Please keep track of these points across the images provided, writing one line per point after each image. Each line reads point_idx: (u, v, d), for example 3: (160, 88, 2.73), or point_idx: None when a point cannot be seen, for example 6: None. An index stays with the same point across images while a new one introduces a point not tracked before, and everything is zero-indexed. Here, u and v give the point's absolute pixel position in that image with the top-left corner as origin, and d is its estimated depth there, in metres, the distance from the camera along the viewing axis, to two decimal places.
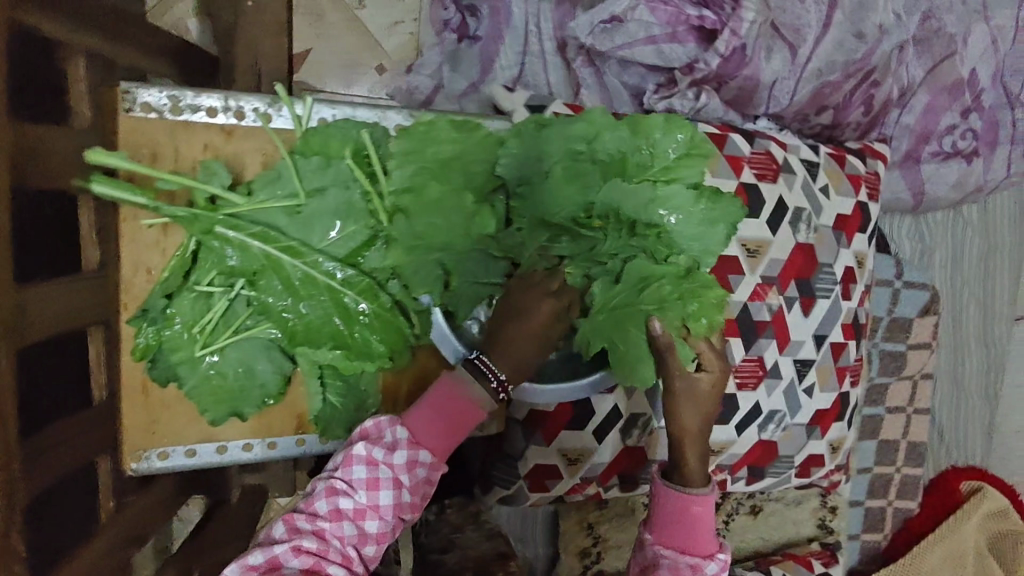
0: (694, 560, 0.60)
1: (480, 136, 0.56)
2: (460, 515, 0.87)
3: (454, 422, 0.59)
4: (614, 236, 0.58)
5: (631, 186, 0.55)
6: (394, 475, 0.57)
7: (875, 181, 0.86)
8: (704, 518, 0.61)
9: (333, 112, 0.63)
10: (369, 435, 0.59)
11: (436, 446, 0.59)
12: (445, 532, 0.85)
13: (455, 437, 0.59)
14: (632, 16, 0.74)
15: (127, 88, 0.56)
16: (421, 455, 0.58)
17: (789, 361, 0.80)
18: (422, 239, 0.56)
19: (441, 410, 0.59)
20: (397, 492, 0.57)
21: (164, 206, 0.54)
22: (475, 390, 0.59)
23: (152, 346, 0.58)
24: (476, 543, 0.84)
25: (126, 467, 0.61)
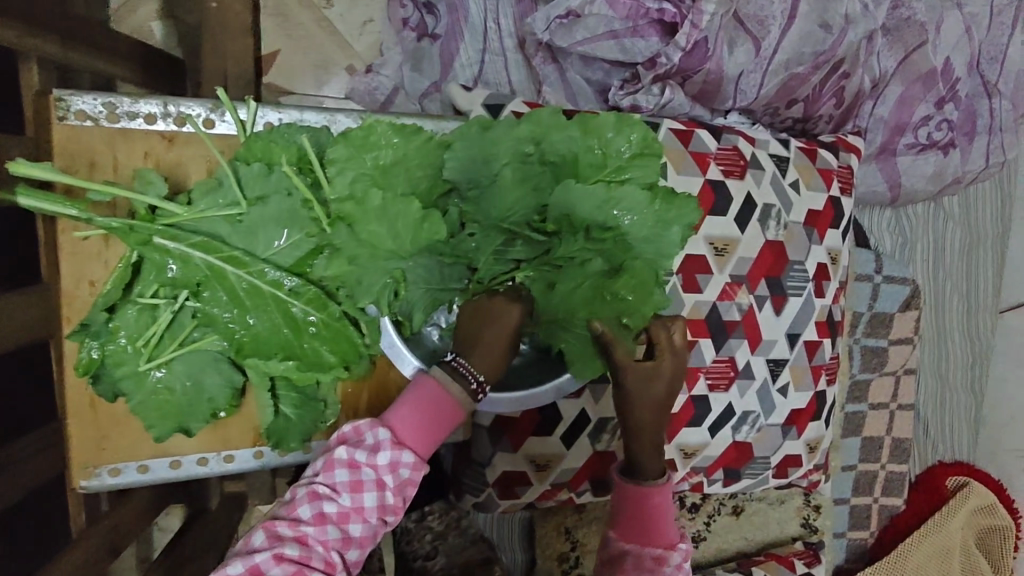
0: (657, 553, 0.60)
1: (426, 139, 0.55)
2: (443, 521, 0.84)
3: (433, 422, 0.56)
4: (569, 240, 0.56)
5: (586, 188, 0.54)
6: (377, 477, 0.54)
7: (848, 176, 0.84)
8: (664, 509, 0.61)
9: (279, 116, 0.63)
10: (348, 438, 0.56)
11: (421, 446, 0.56)
12: (428, 539, 0.82)
13: (437, 436, 0.56)
14: (590, 10, 0.73)
15: (59, 97, 0.55)
16: (403, 456, 0.55)
17: (761, 361, 0.79)
18: (368, 246, 0.54)
19: (421, 408, 0.56)
20: (380, 495, 0.55)
21: (97, 217, 0.53)
22: (455, 390, 0.56)
23: (96, 361, 0.57)
24: (461, 549, 0.81)
25: (76, 486, 0.60)
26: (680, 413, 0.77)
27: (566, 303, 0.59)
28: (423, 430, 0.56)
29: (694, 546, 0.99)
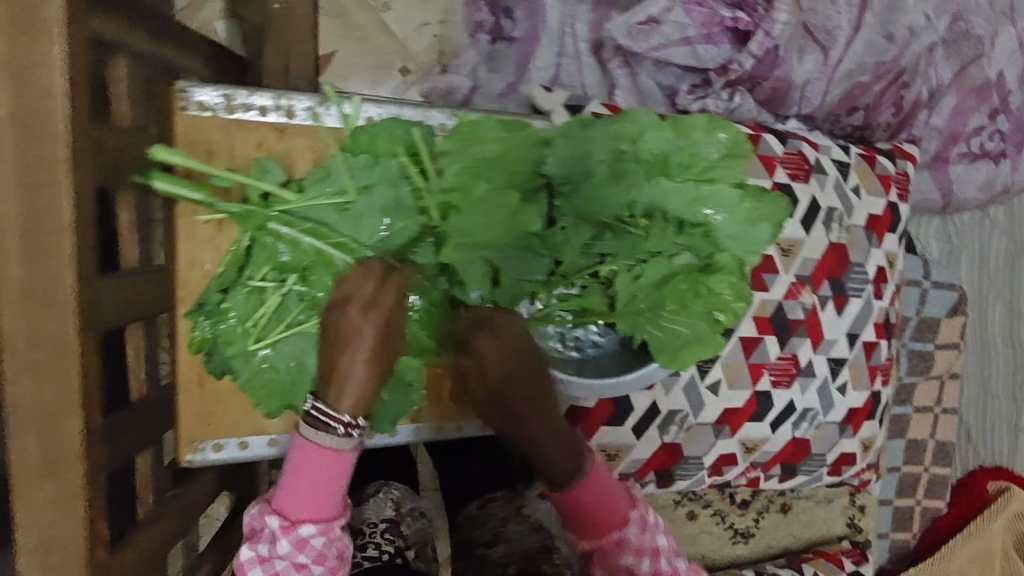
0: (616, 536, 0.65)
1: (530, 134, 0.57)
2: (506, 509, 0.86)
3: (318, 489, 0.59)
4: (658, 234, 0.60)
5: (676, 186, 0.56)
6: (291, 560, 0.61)
7: (904, 182, 0.86)
8: (598, 497, 0.64)
9: (378, 112, 0.65)
10: (255, 536, 0.63)
11: (317, 512, 0.60)
12: (491, 525, 0.85)
13: (328, 500, 0.60)
14: (667, 17, 0.76)
15: (182, 88, 0.58)
16: (305, 531, 0.60)
17: (822, 359, 0.81)
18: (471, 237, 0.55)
19: (299, 478, 0.59)
20: (305, 569, 0.61)
21: (219, 202, 0.56)
22: (327, 438, 0.57)
23: (207, 339, 0.60)
24: (523, 537, 0.82)
25: (181, 460, 0.63)
26: (743, 408, 0.79)
27: (649, 297, 0.62)
28: (309, 500, 0.60)
29: (743, 541, 1.01)
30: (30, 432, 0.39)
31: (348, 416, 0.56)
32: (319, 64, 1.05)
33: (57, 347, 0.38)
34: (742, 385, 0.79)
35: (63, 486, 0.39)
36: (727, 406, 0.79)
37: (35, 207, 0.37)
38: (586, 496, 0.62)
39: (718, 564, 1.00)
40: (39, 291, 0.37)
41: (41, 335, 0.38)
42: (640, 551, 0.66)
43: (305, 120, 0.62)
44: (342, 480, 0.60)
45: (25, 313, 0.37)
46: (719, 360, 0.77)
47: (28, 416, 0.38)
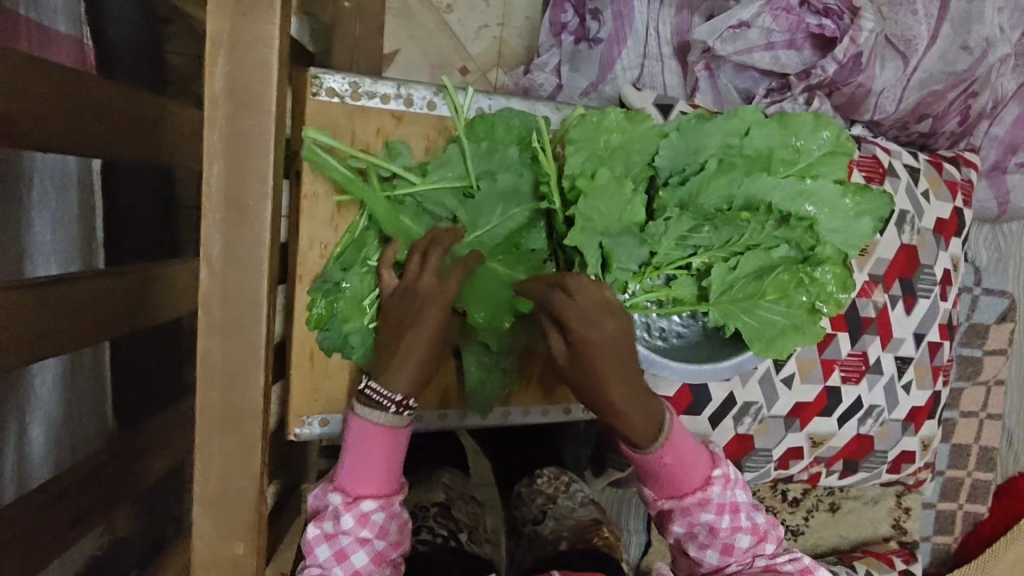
0: (698, 498, 0.60)
1: (647, 127, 0.59)
2: (553, 484, 0.84)
3: (382, 458, 0.57)
4: (758, 226, 0.60)
5: (777, 181, 0.59)
6: (355, 536, 0.57)
7: (969, 189, 0.89)
8: (681, 454, 0.60)
9: (489, 103, 0.68)
10: (318, 513, 0.59)
11: (378, 487, 0.58)
12: (539, 502, 0.83)
13: (387, 474, 0.58)
14: (757, 23, 0.79)
15: (315, 74, 0.61)
16: (366, 507, 0.57)
17: (890, 357, 0.83)
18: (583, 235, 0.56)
19: (358, 456, 0.57)
20: (369, 547, 0.57)
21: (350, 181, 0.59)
22: (380, 417, 0.56)
23: (325, 316, 0.62)
24: (573, 511, 0.81)
25: (289, 433, 0.65)
26: (814, 402, 0.82)
27: (746, 287, 0.63)
28: (373, 468, 0.57)
29: (793, 538, 1.04)
30: (215, 388, 0.41)
31: (402, 396, 0.56)
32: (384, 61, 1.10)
33: (249, 307, 0.41)
34: (814, 379, 0.81)
35: (242, 441, 0.41)
36: (798, 400, 0.81)
37: (241, 173, 0.40)
38: (666, 454, 0.59)
39: None
40: (238, 253, 0.40)
41: (235, 295, 0.40)
42: (723, 508, 0.61)
43: (422, 109, 0.65)
44: (398, 453, 0.58)
45: (224, 273, 0.40)
46: (794, 355, 0.80)
47: (216, 372, 0.41)
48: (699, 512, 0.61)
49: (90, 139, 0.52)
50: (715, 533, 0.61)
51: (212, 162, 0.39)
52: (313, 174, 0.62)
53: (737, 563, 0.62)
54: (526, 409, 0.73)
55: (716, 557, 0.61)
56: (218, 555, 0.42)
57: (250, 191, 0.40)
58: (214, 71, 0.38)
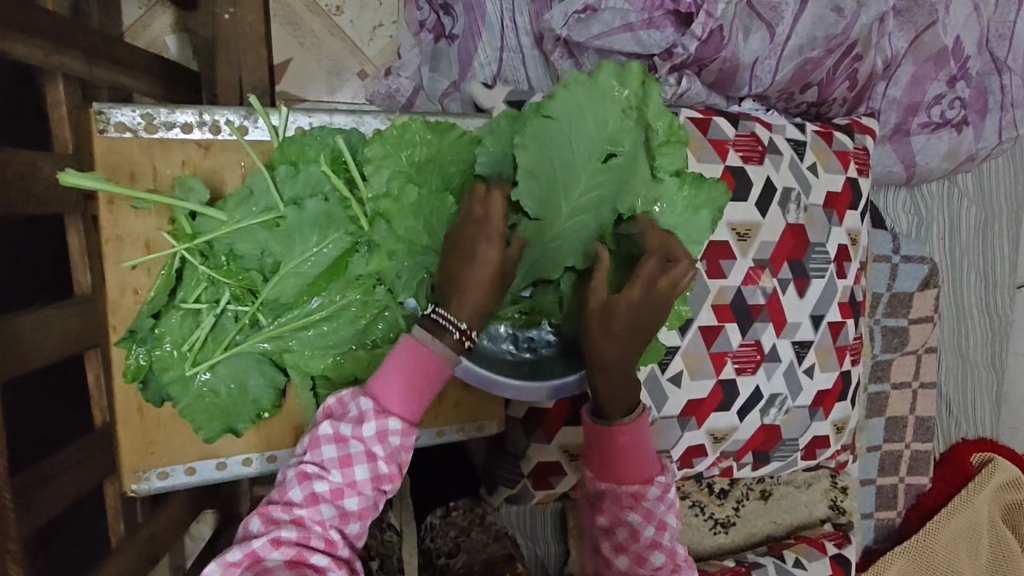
0: (632, 490, 0.57)
1: (456, 136, 0.55)
2: (467, 517, 0.83)
3: (418, 382, 0.50)
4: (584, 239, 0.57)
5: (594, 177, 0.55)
6: (367, 448, 0.50)
7: (864, 157, 0.85)
8: (638, 445, 0.57)
9: (309, 121, 0.63)
10: (333, 414, 0.52)
11: (408, 410, 0.51)
12: (451, 534, 0.82)
13: (421, 398, 0.51)
14: (605, 5, 0.74)
15: (99, 110, 0.57)
16: (390, 426, 0.50)
17: (787, 343, 0.80)
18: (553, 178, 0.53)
19: (396, 373, 0.50)
20: (373, 466, 0.50)
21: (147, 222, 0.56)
22: (438, 347, 0.50)
23: (143, 366, 0.58)
24: (485, 545, 0.79)
25: (127, 489, 0.61)
26: (708, 398, 0.78)
27: None
28: (406, 396, 0.51)
29: (724, 530, 1.00)
30: None
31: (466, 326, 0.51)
32: (276, 73, 1.05)
33: None
34: (704, 374, 0.77)
35: None
36: (689, 397, 0.77)
37: None
38: (624, 435, 0.56)
39: (701, 555, 0.99)
40: None
41: None
42: (652, 516, 0.58)
43: (230, 135, 0.61)
44: (435, 388, 0.51)
45: None
46: (680, 351, 0.76)
47: None
48: (630, 510, 0.57)
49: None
50: (635, 536, 0.58)
51: None
52: (113, 218, 0.58)
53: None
54: None
55: (625, 563, 0.59)
56: None
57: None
58: None
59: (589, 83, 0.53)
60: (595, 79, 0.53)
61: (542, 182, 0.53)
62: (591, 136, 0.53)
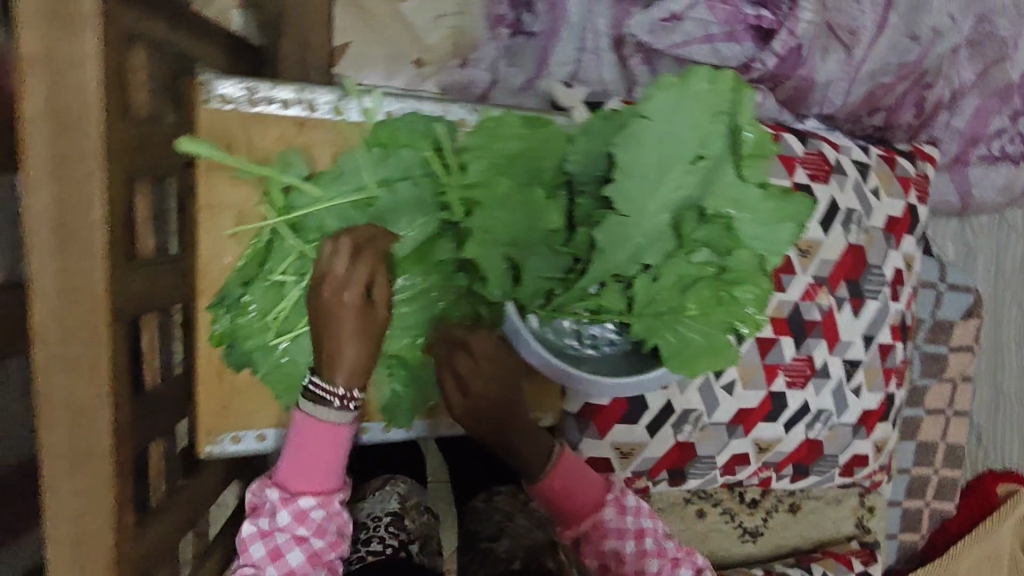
0: (590, 520, 0.69)
1: (551, 132, 0.56)
2: (511, 502, 0.88)
3: (318, 458, 0.59)
4: (659, 244, 0.60)
5: (681, 178, 0.56)
6: (292, 534, 0.61)
7: (924, 184, 0.85)
8: (566, 480, 0.69)
9: (400, 106, 0.63)
10: (256, 510, 0.63)
11: (317, 485, 0.60)
12: (496, 519, 0.86)
13: (327, 471, 0.60)
14: (689, 14, 0.77)
15: (205, 80, 0.58)
16: (304, 502, 0.61)
17: (838, 361, 0.81)
18: (634, 174, 0.55)
19: (296, 455, 0.60)
20: (305, 545, 0.61)
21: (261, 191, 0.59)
22: (322, 413, 0.58)
23: (227, 333, 0.60)
24: (528, 531, 0.84)
25: (200, 451, 0.63)
26: (758, 408, 0.79)
27: (670, 299, 0.62)
28: (312, 472, 0.60)
29: (752, 540, 1.01)
30: (59, 422, 0.39)
31: (343, 388, 0.56)
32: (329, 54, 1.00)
33: (87, 332, 0.38)
34: (756, 385, 0.79)
35: (89, 481, 0.40)
36: (740, 406, 0.79)
37: (69, 197, 0.37)
38: (554, 478, 0.68)
39: (727, 563, 1.01)
40: (71, 281, 0.37)
41: (72, 326, 0.38)
42: (625, 533, 0.70)
43: (326, 114, 0.62)
44: (337, 457, 0.60)
45: (58, 305, 0.37)
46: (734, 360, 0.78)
47: (58, 410, 0.39)
48: (609, 538, 0.69)
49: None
50: (621, 559, 0.69)
51: (36, 188, 0.36)
52: (209, 186, 0.60)
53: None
54: None
55: None
56: None
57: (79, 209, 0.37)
58: (31, 89, 0.35)
59: (680, 87, 0.54)
60: (687, 82, 0.54)
61: (633, 178, 0.56)
62: (682, 138, 0.55)
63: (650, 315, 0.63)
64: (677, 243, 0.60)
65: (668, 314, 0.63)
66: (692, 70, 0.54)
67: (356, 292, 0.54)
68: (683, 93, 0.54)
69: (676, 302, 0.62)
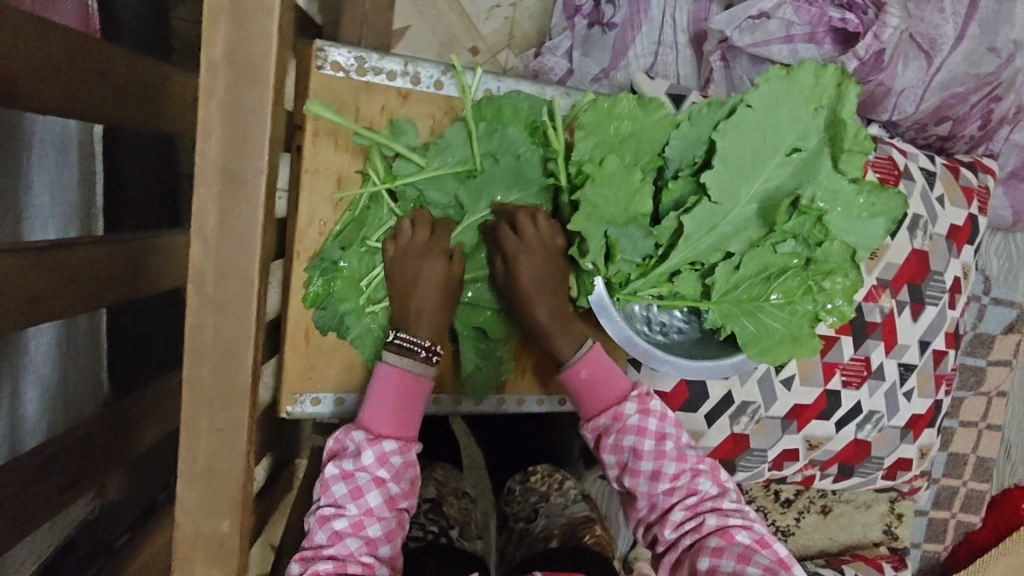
0: (612, 412, 0.64)
1: (660, 116, 0.58)
2: (546, 481, 0.82)
3: (403, 401, 0.57)
4: (750, 233, 0.60)
5: (774, 169, 0.58)
6: (372, 476, 0.56)
7: (985, 196, 0.87)
8: (596, 371, 0.64)
9: (497, 84, 0.66)
10: (337, 456, 0.58)
11: (397, 429, 0.57)
12: (532, 500, 0.81)
13: (410, 416, 0.58)
14: (777, 14, 0.78)
15: (321, 46, 0.59)
16: (387, 446, 0.56)
17: (893, 363, 0.82)
18: (732, 159, 0.57)
19: (378, 398, 0.57)
20: (384, 490, 0.56)
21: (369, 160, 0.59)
22: (406, 361, 0.58)
23: (321, 294, 0.61)
24: (565, 509, 0.78)
25: (282, 410, 0.64)
26: (813, 404, 0.81)
27: (751, 289, 0.62)
28: (394, 417, 0.57)
29: (783, 538, 1.03)
30: (206, 362, 0.42)
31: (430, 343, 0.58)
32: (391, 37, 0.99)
33: (243, 279, 0.42)
34: (814, 382, 0.80)
35: (228, 420, 0.42)
36: (796, 401, 0.80)
37: (237, 146, 0.41)
38: (585, 368, 0.64)
39: None
40: (232, 227, 0.41)
41: (227, 272, 0.42)
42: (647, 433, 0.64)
43: (428, 87, 0.63)
44: (419, 405, 0.59)
45: (217, 247, 0.41)
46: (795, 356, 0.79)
47: (207, 348, 0.42)
48: (628, 432, 0.63)
49: (49, 93, 0.47)
50: (639, 455, 0.63)
51: (206, 136, 0.41)
52: (314, 150, 0.61)
53: (680, 504, 0.62)
54: (521, 398, 0.71)
55: (646, 484, 0.63)
56: (205, 532, 0.43)
57: (244, 162, 0.41)
58: (214, 39, 0.40)
59: (787, 80, 0.56)
60: (793, 75, 0.56)
61: (732, 166, 0.57)
62: (784, 129, 0.57)
63: (731, 303, 0.63)
64: (765, 232, 0.60)
65: (750, 304, 0.63)
66: (799, 63, 0.56)
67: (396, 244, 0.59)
68: (785, 85, 0.56)
69: (758, 291, 0.62)
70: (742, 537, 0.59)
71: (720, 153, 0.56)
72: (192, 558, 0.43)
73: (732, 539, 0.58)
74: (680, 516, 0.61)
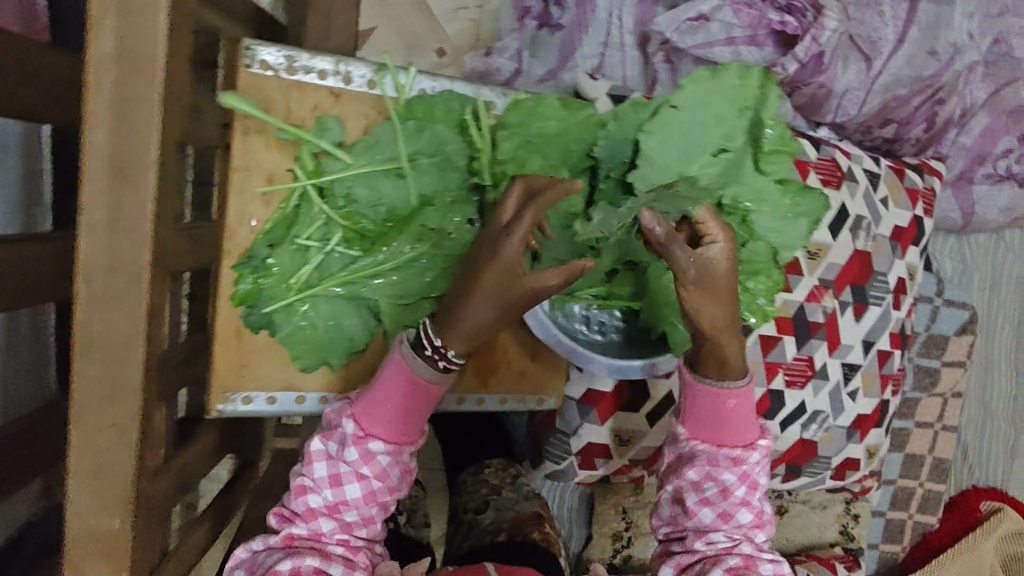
0: (734, 453, 0.57)
1: (584, 116, 0.58)
2: (500, 476, 0.82)
3: (410, 407, 0.53)
4: None
5: (700, 168, 0.57)
6: (355, 469, 0.53)
7: (931, 198, 0.87)
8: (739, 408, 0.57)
9: (432, 85, 0.66)
10: (326, 428, 0.56)
11: (393, 432, 0.53)
12: (483, 492, 0.81)
13: (411, 422, 0.54)
14: (717, 16, 0.79)
15: (248, 46, 0.60)
16: (375, 445, 0.53)
17: (837, 363, 0.83)
18: (657, 160, 0.56)
19: (383, 393, 0.53)
20: (364, 484, 0.53)
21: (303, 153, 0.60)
22: (421, 366, 0.53)
23: (252, 292, 0.61)
24: (516, 503, 0.79)
25: (212, 408, 0.63)
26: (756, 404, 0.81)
27: None
28: (396, 420, 0.53)
29: None
30: (95, 358, 0.42)
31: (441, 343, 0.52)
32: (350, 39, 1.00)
33: (130, 275, 0.42)
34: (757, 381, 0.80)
35: (119, 415, 0.43)
36: None
37: (125, 141, 0.41)
38: (734, 398, 0.56)
39: None
40: (122, 220, 0.42)
41: (120, 267, 0.42)
42: (748, 477, 0.58)
43: (361, 86, 0.64)
44: (427, 408, 0.54)
45: (107, 240, 0.42)
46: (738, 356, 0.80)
47: (96, 344, 0.42)
48: (726, 469, 0.57)
49: None
50: (725, 492, 0.57)
51: (93, 132, 0.41)
52: (243, 148, 0.61)
53: (725, 530, 0.58)
54: (462, 397, 0.70)
55: (709, 515, 0.58)
56: (94, 529, 0.43)
57: (132, 158, 0.42)
58: (101, 33, 0.40)
59: (712, 81, 0.54)
60: (720, 76, 0.54)
61: (657, 166, 0.56)
62: (710, 131, 0.55)
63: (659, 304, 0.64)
64: None
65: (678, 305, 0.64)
66: (725, 65, 0.54)
67: (522, 242, 0.48)
68: (711, 84, 0.55)
69: None
70: (765, 570, 0.57)
71: (642, 154, 0.56)
72: (83, 553, 0.44)
73: (755, 568, 0.57)
74: (722, 541, 0.57)
